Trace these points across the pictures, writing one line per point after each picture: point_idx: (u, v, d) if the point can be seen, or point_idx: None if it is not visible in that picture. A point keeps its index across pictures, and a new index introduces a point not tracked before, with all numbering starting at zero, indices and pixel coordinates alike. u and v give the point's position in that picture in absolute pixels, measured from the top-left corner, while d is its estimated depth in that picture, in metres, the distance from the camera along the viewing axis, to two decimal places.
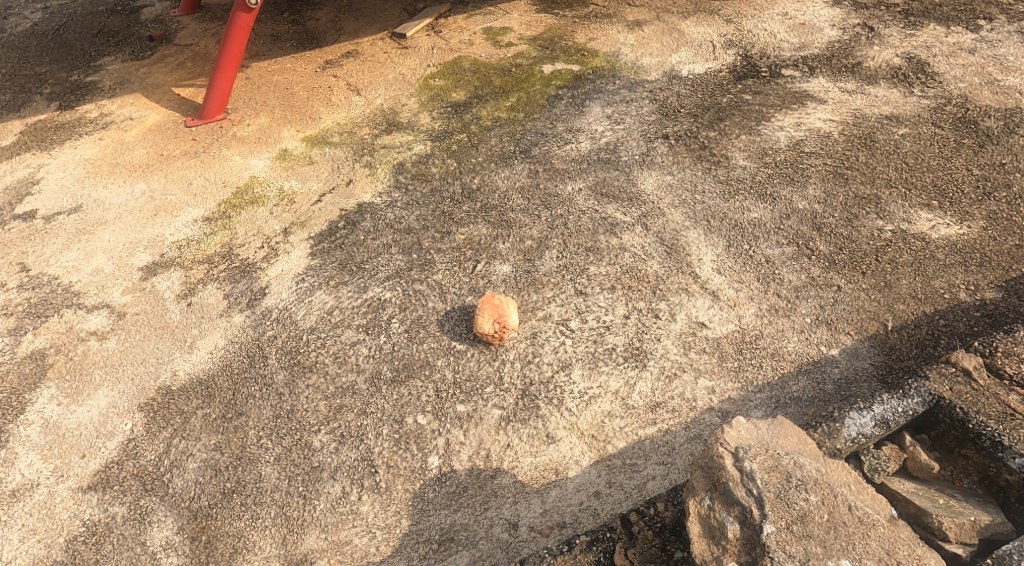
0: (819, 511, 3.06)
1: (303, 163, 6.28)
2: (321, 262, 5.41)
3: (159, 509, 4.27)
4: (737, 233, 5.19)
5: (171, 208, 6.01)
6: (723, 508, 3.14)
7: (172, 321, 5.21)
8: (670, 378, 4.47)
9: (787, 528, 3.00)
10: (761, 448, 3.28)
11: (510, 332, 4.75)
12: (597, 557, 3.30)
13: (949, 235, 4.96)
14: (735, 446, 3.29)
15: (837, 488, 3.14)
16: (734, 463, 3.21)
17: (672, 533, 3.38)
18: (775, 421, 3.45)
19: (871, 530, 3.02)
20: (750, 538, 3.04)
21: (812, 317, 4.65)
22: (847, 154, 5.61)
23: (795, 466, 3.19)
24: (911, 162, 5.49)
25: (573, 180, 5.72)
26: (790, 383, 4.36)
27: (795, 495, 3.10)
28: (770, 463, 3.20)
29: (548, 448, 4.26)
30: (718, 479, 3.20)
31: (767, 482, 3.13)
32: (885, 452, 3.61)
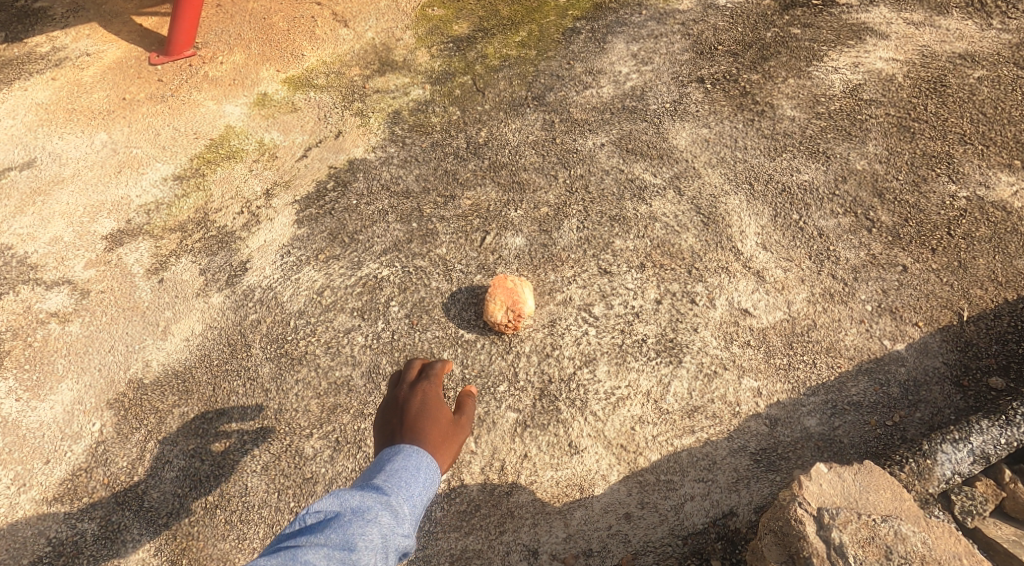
0: None
1: (286, 110, 5.53)
2: (308, 231, 4.76)
3: (133, 526, 3.75)
4: (785, 200, 4.53)
5: (137, 163, 5.29)
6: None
7: (142, 301, 4.56)
8: (709, 377, 3.92)
9: None
10: (851, 512, 2.92)
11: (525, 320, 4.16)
12: None
13: None
14: (818, 509, 2.93)
15: None
16: (819, 534, 2.86)
17: None
18: (863, 470, 3.04)
19: None
20: None
21: (873, 303, 4.06)
22: (912, 102, 4.87)
23: (894, 538, 2.83)
24: (990, 112, 4.76)
25: (594, 133, 4.99)
26: (849, 384, 3.81)
27: None
28: (864, 534, 2.84)
29: (572, 460, 3.74)
30: (800, 551, 2.86)
31: (863, 560, 2.78)
32: (980, 491, 3.20)
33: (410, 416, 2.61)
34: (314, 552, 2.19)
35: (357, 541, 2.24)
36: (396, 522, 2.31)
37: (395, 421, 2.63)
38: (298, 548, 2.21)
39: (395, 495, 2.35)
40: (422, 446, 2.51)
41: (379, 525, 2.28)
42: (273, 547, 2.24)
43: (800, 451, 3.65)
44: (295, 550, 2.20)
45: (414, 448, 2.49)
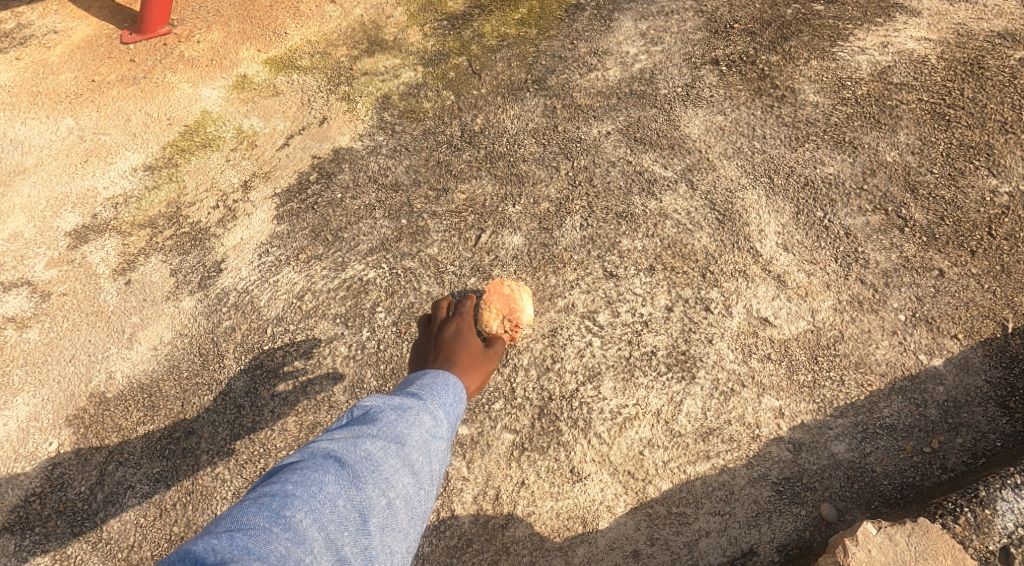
0: None
1: (267, 94, 5.10)
2: (288, 228, 4.38)
3: (92, 560, 3.45)
4: (808, 194, 4.13)
5: (105, 151, 4.89)
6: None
7: (107, 305, 4.19)
8: (726, 395, 3.57)
9: None
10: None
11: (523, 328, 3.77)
12: None
13: None
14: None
15: None
16: None
17: None
18: (916, 532, 2.95)
19: None
20: None
21: (907, 313, 3.70)
22: (948, 85, 4.43)
23: None
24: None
25: (599, 120, 4.57)
26: (881, 405, 3.49)
27: None
28: None
29: (574, 489, 3.43)
30: None
31: None
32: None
33: (446, 343, 3.34)
34: (368, 446, 2.54)
35: (404, 440, 2.61)
36: (435, 428, 2.73)
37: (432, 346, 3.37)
38: (354, 439, 2.55)
39: (436, 404, 2.82)
40: (455, 368, 3.21)
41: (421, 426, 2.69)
42: (331, 434, 2.59)
43: (826, 482, 3.35)
44: (352, 441, 2.55)
45: (445, 373, 3.01)
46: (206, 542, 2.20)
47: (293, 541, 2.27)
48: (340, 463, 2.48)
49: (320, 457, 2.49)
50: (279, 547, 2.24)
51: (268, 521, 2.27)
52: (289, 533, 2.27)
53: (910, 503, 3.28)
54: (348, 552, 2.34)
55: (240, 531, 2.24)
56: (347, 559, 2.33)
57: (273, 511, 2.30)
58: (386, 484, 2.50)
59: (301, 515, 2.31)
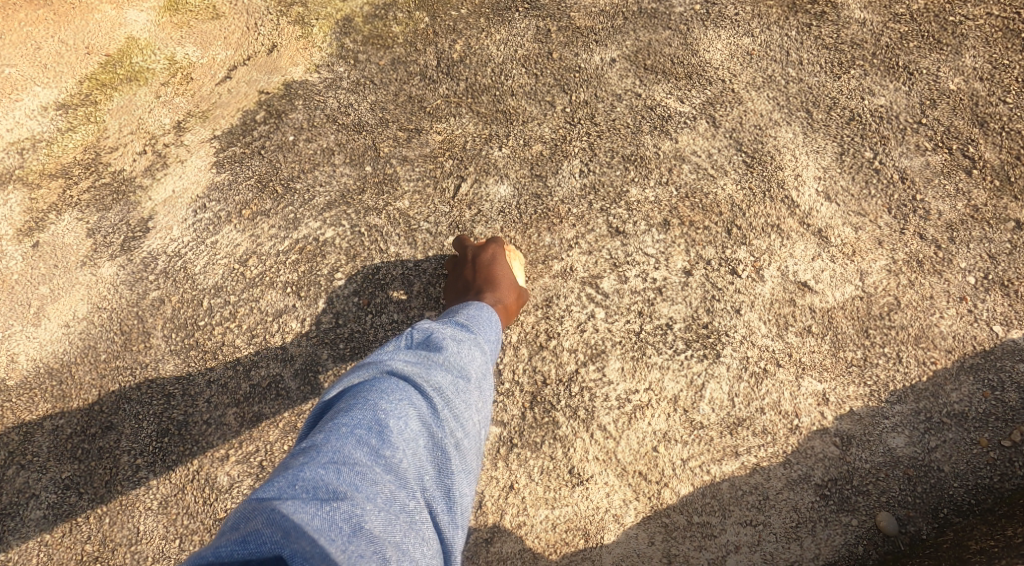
0: None
1: (204, 16, 4.28)
2: (230, 177, 3.65)
3: None
4: (854, 131, 3.45)
5: (10, 86, 4.09)
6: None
7: (10, 272, 3.47)
8: (758, 377, 2.93)
9: None
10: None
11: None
12: None
13: None
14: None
15: None
16: None
17: None
18: None
19: None
20: None
21: (977, 274, 3.09)
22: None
23: None
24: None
25: (604, 44, 3.80)
26: (947, 388, 2.87)
27: None
28: None
29: (575, 494, 2.80)
30: None
31: None
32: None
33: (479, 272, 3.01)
34: (443, 376, 2.29)
35: (470, 370, 2.38)
36: (491, 354, 2.51)
37: (467, 274, 3.05)
38: (427, 365, 2.30)
39: (487, 333, 2.57)
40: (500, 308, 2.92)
41: (480, 356, 2.46)
42: (398, 354, 2.32)
43: (882, 484, 2.76)
44: (427, 369, 2.28)
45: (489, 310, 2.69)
46: (306, 477, 1.98)
47: (393, 484, 2.06)
48: (421, 392, 2.23)
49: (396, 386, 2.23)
50: (381, 491, 2.03)
51: (368, 460, 2.05)
52: (389, 476, 2.06)
53: (987, 510, 2.69)
54: (435, 497, 2.13)
55: (340, 467, 2.02)
56: (437, 506, 2.12)
57: (373, 446, 2.08)
58: (464, 421, 2.26)
59: (397, 456, 2.09)
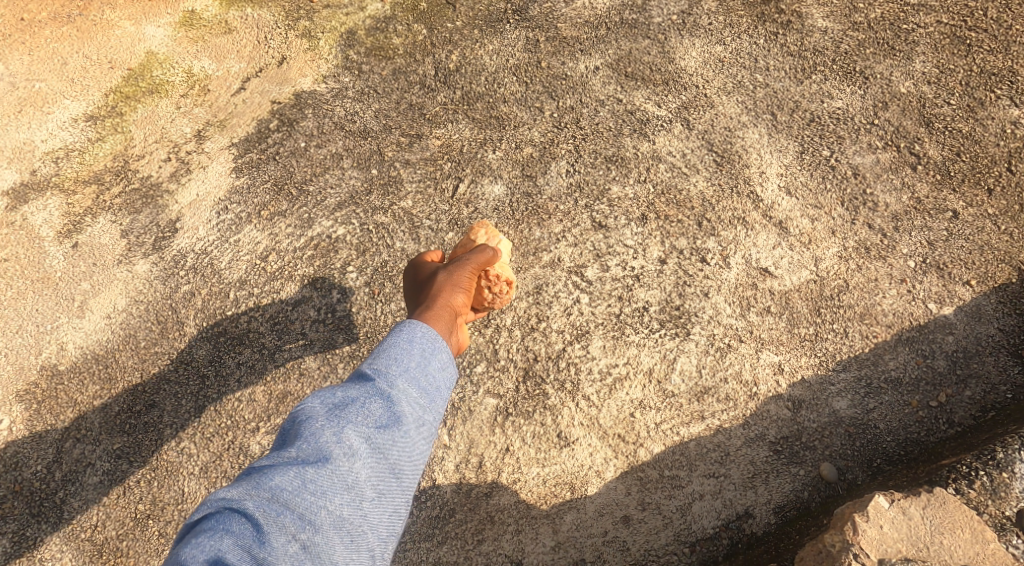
0: None
1: (218, 32, 4.66)
2: (249, 181, 4.03)
3: (53, 542, 3.13)
4: (814, 131, 3.87)
5: (42, 100, 4.47)
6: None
7: (54, 271, 3.84)
8: (722, 351, 3.33)
9: None
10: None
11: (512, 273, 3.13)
12: None
13: None
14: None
15: None
16: None
17: None
18: (934, 506, 2.61)
19: None
20: None
21: (917, 259, 3.49)
22: (968, 6, 4.15)
23: None
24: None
25: (587, 53, 4.20)
26: (887, 357, 3.27)
27: None
28: None
29: (562, 454, 3.17)
30: None
31: None
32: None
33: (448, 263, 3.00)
34: (311, 459, 2.09)
35: (344, 439, 2.13)
36: (375, 423, 2.19)
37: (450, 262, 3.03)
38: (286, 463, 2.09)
39: (397, 372, 2.25)
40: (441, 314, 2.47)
41: (377, 407, 2.20)
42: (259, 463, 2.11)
43: (826, 441, 3.13)
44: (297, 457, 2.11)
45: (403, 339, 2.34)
46: None
47: None
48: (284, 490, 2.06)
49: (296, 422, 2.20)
50: None
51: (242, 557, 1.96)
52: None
53: (913, 459, 3.06)
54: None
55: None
56: None
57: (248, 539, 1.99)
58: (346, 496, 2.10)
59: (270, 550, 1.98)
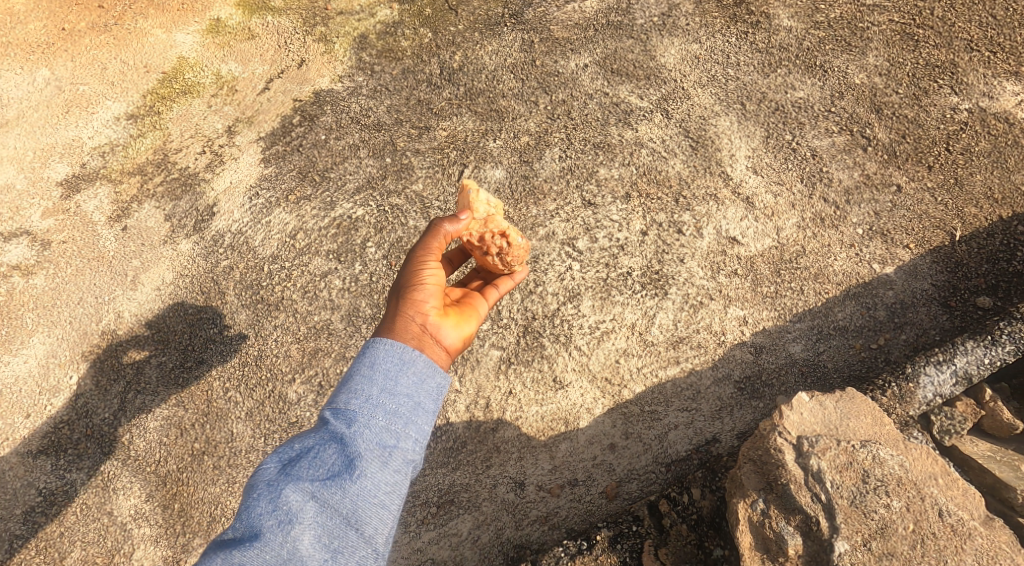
0: (903, 521, 2.70)
1: (242, 38, 5.17)
2: (276, 170, 4.54)
3: (123, 475, 3.68)
4: (778, 118, 4.38)
5: (86, 101, 4.98)
6: (781, 515, 2.81)
7: (107, 250, 4.35)
8: (695, 307, 3.85)
9: (863, 545, 2.68)
10: (832, 440, 2.87)
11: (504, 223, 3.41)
12: (624, 556, 3.10)
13: None
14: (799, 440, 2.89)
15: (925, 488, 2.75)
16: (796, 461, 2.85)
17: (711, 527, 3.12)
18: (845, 396, 2.98)
19: (965, 541, 2.67)
20: (815, 552, 2.73)
21: (865, 226, 4.00)
22: (918, 5, 4.62)
23: (873, 463, 2.80)
24: (1000, 14, 4.53)
25: (577, 53, 4.72)
26: (836, 309, 3.80)
27: (873, 503, 2.74)
28: (843, 461, 2.82)
29: (557, 395, 3.69)
30: (776, 478, 2.86)
31: (839, 486, 2.78)
32: (959, 410, 3.11)
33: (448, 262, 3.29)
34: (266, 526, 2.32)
35: (292, 499, 2.35)
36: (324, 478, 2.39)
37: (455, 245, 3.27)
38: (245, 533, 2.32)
39: (349, 416, 2.47)
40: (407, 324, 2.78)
41: (331, 455, 2.43)
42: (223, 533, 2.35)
43: (783, 379, 3.68)
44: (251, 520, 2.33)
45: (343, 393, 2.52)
46: None
47: None
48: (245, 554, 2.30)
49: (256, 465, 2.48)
50: None
51: None
52: None
53: None
54: None
55: None
56: None
57: None
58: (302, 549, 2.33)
59: None
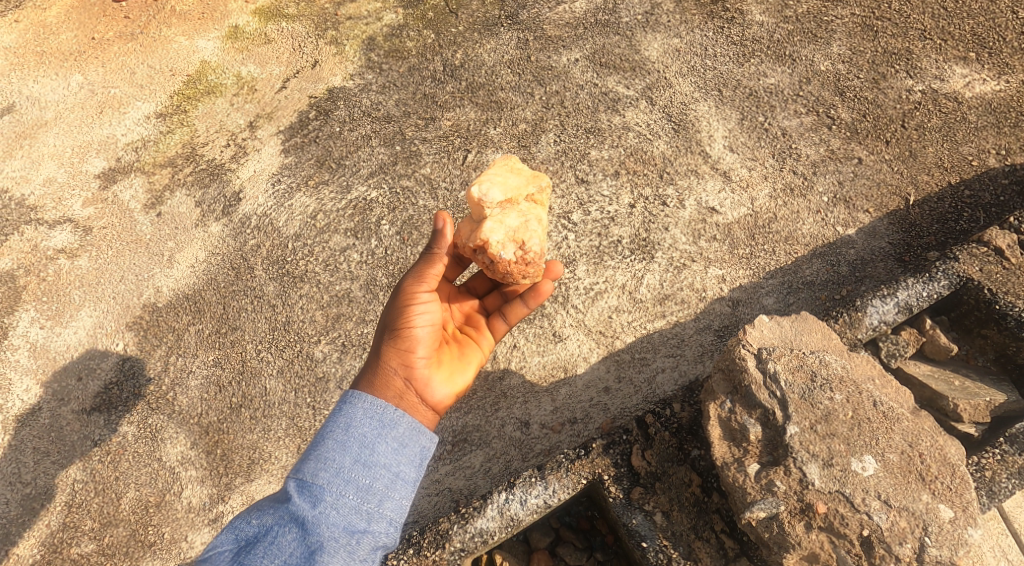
0: (844, 409, 3.00)
1: (259, 42, 5.62)
2: (296, 160, 4.97)
3: (169, 426, 4.16)
4: (751, 103, 4.83)
5: (117, 103, 5.42)
6: (745, 411, 3.10)
7: (144, 234, 4.80)
8: (679, 269, 4.28)
9: (811, 428, 2.98)
10: (786, 347, 3.15)
11: (493, 233, 3.33)
12: (616, 460, 3.23)
13: (984, 93, 4.65)
14: (758, 347, 3.15)
15: (862, 385, 3.06)
16: (756, 365, 3.11)
17: (689, 432, 3.28)
18: (799, 317, 3.27)
19: (895, 424, 2.98)
20: (772, 439, 3.03)
21: (830, 195, 4.44)
22: (877, 1, 5.10)
23: (820, 365, 3.09)
24: (950, 6, 5.00)
25: (568, 49, 5.18)
26: (804, 267, 4.24)
27: (819, 395, 3.03)
28: (795, 363, 3.10)
29: (556, 346, 4.12)
30: (740, 381, 3.13)
31: (792, 383, 3.06)
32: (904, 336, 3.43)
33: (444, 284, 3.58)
34: None
35: None
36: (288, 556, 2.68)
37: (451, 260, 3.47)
38: None
39: (316, 494, 2.78)
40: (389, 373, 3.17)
41: (295, 535, 2.71)
42: None
43: None
44: None
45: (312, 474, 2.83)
46: None
47: None
48: None
49: (224, 535, 2.75)
50: None
51: None
52: None
53: None
54: None
55: None
56: None
57: None
58: None
59: None
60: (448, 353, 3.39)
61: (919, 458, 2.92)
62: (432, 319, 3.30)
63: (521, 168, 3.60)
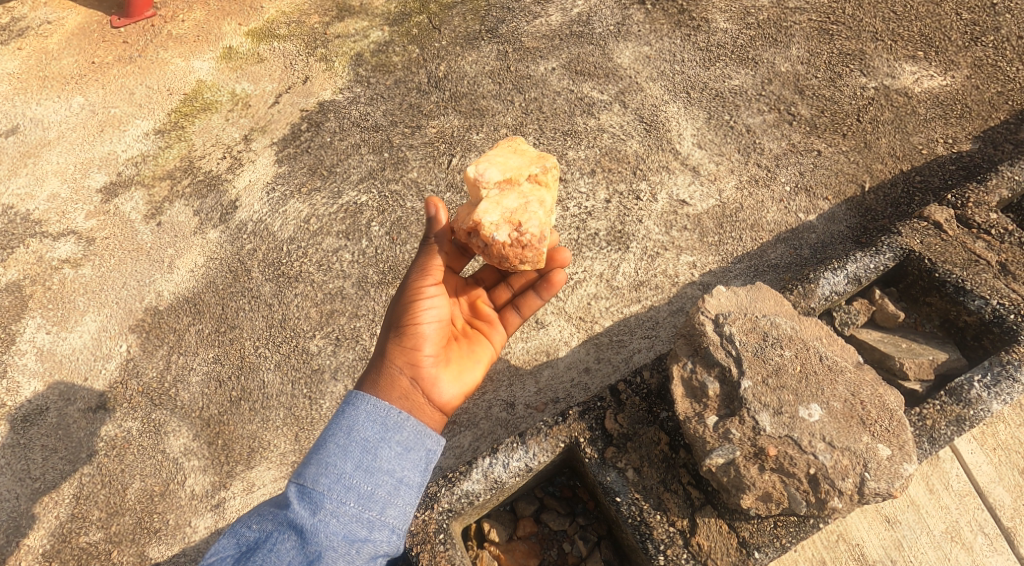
0: (793, 364, 3.28)
1: (253, 62, 5.90)
2: (289, 169, 5.23)
3: (171, 420, 4.38)
4: (717, 103, 5.11)
5: (117, 121, 5.68)
6: (705, 370, 3.34)
7: (144, 242, 5.04)
8: (653, 257, 4.54)
9: (763, 382, 3.24)
10: (740, 312, 3.41)
11: (487, 215, 3.48)
12: (591, 424, 3.46)
13: (932, 87, 4.95)
14: (715, 313, 3.41)
15: (810, 342, 3.33)
16: (714, 328, 3.37)
17: (658, 396, 3.52)
18: (753, 286, 3.53)
19: (839, 376, 3.25)
20: (729, 393, 3.28)
21: (792, 184, 4.71)
22: (832, 7, 5.41)
23: (771, 326, 3.36)
24: (899, 10, 5.33)
25: (545, 58, 5.47)
26: (769, 251, 4.50)
27: (771, 352, 3.30)
28: (749, 325, 3.37)
29: (539, 332, 4.37)
30: (700, 344, 3.38)
31: (745, 343, 3.32)
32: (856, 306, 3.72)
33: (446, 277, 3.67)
34: None
35: None
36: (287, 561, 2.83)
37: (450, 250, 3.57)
38: None
39: (315, 503, 2.91)
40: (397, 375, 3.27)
41: (293, 544, 2.86)
42: None
43: None
44: None
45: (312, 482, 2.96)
46: None
47: None
48: None
49: (228, 539, 2.91)
50: None
51: None
52: None
53: None
54: None
55: None
56: None
57: None
58: None
59: None
60: (455, 351, 3.49)
61: (860, 405, 3.19)
62: (438, 315, 3.40)
63: (525, 151, 3.76)
